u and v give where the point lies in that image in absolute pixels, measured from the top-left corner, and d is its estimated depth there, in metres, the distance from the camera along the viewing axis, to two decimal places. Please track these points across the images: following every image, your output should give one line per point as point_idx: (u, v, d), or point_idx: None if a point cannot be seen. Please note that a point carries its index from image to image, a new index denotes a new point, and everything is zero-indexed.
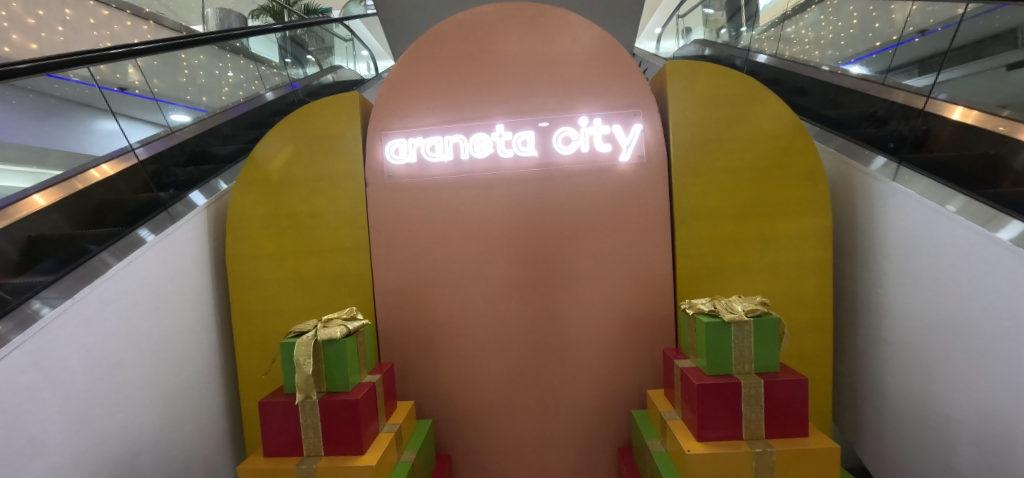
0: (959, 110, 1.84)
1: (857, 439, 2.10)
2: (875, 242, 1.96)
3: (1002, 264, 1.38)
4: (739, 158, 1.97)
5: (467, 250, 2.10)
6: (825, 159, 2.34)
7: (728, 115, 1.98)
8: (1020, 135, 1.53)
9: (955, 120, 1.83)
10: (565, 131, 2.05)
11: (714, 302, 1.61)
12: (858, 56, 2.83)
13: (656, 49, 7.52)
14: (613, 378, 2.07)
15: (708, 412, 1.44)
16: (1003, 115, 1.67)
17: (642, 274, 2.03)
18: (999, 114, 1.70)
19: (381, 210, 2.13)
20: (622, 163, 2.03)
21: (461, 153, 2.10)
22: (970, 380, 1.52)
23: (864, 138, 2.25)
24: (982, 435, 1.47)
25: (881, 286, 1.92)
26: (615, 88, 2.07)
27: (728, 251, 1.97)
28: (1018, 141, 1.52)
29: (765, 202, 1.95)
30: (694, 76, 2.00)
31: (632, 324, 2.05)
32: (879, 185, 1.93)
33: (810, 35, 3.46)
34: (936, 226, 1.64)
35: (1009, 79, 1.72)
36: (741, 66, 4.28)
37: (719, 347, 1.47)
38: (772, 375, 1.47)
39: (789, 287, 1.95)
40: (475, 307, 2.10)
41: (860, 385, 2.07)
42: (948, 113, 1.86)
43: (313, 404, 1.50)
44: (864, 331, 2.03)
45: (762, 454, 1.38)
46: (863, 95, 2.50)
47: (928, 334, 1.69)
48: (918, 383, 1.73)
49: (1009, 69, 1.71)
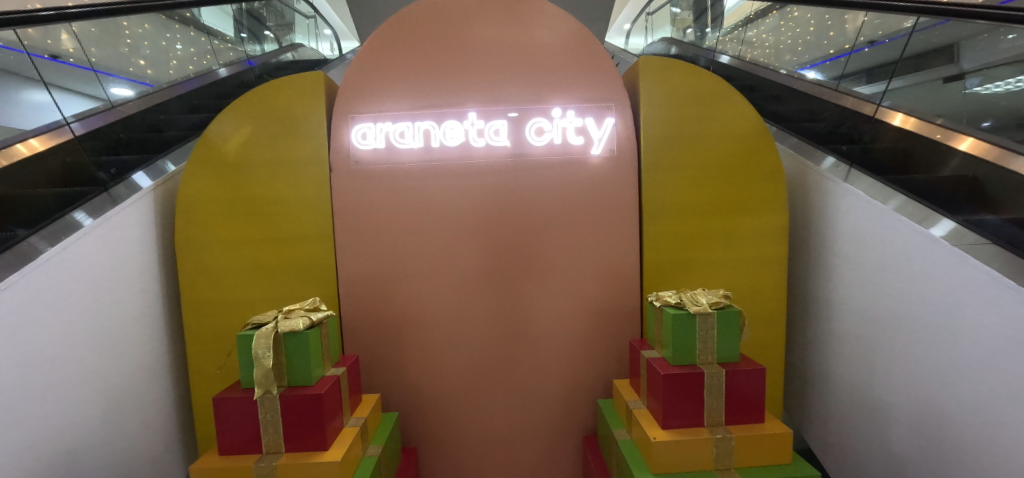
0: (899, 117, 2.06)
1: (803, 422, 2.25)
2: (824, 239, 2.06)
3: (941, 262, 1.49)
4: (706, 155, 1.97)
5: (436, 240, 2.05)
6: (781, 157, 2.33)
7: (697, 114, 1.96)
8: (956, 143, 1.79)
9: (896, 126, 2.05)
10: (538, 121, 2.00)
11: (680, 294, 1.63)
12: (813, 63, 2.98)
13: (625, 44, 7.62)
14: (579, 370, 2.10)
15: (672, 401, 1.49)
16: (938, 124, 1.92)
17: (611, 267, 2.04)
18: (933, 123, 1.95)
19: (344, 197, 2.04)
20: (594, 157, 2.00)
21: (432, 141, 2.03)
22: (908, 368, 1.64)
23: (815, 136, 2.37)
24: (918, 419, 1.60)
25: (828, 280, 2.03)
26: (590, 80, 2.03)
27: (694, 246, 1.99)
28: (952, 149, 1.79)
29: (731, 200, 1.98)
30: (668, 73, 1.95)
31: (598, 316, 2.07)
32: (829, 184, 2.00)
33: (770, 40, 3.59)
34: (882, 224, 1.73)
35: (945, 91, 1.97)
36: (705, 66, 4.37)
37: (683, 338, 1.52)
38: (733, 365, 1.52)
39: (749, 281, 2.01)
40: (443, 298, 2.06)
41: (807, 372, 2.20)
42: (891, 119, 2.08)
43: (273, 399, 1.44)
44: (813, 322, 2.15)
45: (722, 440, 1.45)
46: (816, 100, 2.62)
47: (871, 326, 1.80)
48: (859, 370, 1.86)
49: (944, 81, 1.96)
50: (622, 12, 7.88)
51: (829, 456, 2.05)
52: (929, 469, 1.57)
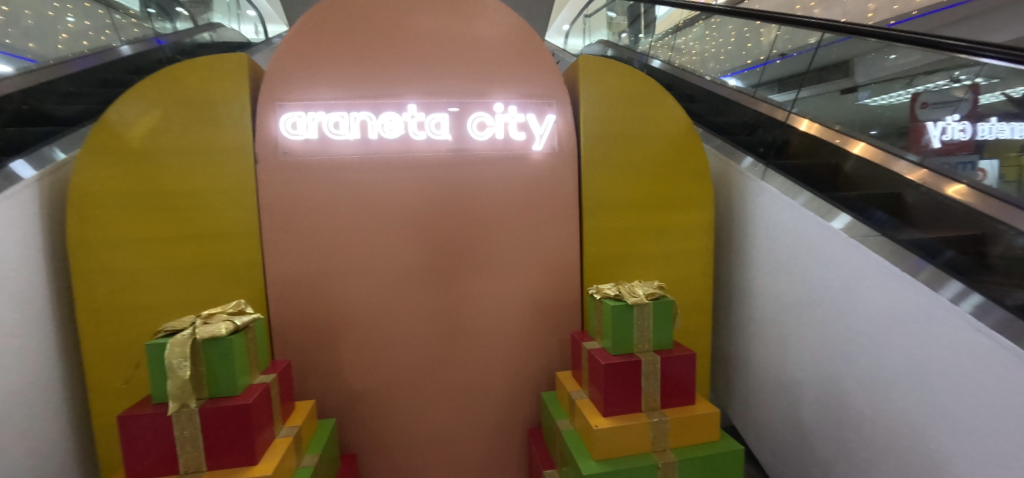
0: (806, 123, 2.39)
1: (727, 401, 2.44)
2: (744, 233, 2.23)
3: (841, 251, 1.68)
4: (642, 154, 2.05)
5: (375, 236, 1.96)
6: (708, 157, 2.48)
7: (633, 113, 2.04)
8: (850, 147, 2.13)
9: (802, 130, 2.38)
10: (480, 116, 1.98)
11: (619, 287, 1.69)
12: (735, 71, 3.31)
13: (564, 45, 7.81)
14: (523, 364, 2.11)
15: (612, 389, 1.54)
16: (837, 129, 2.26)
17: (553, 262, 2.07)
18: (833, 129, 2.31)
19: (270, 191, 1.89)
20: (536, 153, 2.02)
21: (369, 132, 1.93)
22: (814, 347, 1.83)
23: (739, 143, 2.52)
24: (823, 392, 1.79)
25: (747, 270, 2.21)
26: (532, 76, 2.03)
27: (631, 240, 2.07)
28: (847, 151, 2.12)
29: (665, 197, 2.08)
30: (605, 73, 2.01)
31: (541, 310, 2.09)
32: (748, 182, 2.17)
33: (697, 48, 3.92)
34: (792, 218, 1.91)
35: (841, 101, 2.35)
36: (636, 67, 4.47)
37: (622, 328, 1.57)
38: (667, 352, 1.60)
39: (681, 273, 2.13)
40: (384, 297, 1.98)
41: (730, 355, 2.39)
42: (798, 124, 2.41)
43: (192, 414, 1.30)
44: (735, 309, 2.33)
45: (658, 423, 1.52)
46: (738, 106, 2.89)
47: (783, 311, 1.98)
48: (774, 351, 2.05)
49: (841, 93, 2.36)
50: (562, 13, 8.07)
51: (749, 430, 2.25)
52: (832, 434, 1.77)
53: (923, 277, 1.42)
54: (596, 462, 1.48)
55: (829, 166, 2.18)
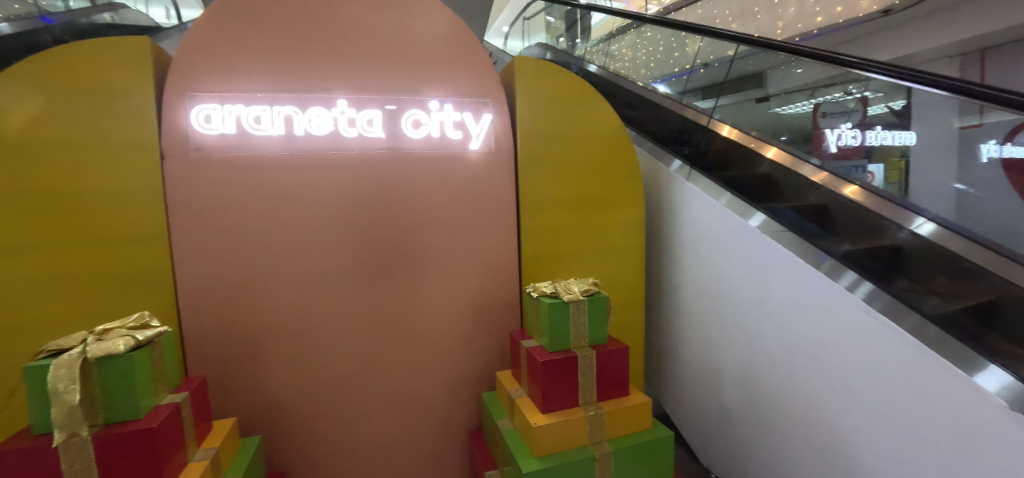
0: (726, 128, 2.79)
1: (659, 390, 2.57)
2: (670, 230, 2.36)
3: (755, 246, 1.82)
4: (577, 154, 2.10)
5: (303, 238, 1.85)
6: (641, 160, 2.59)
7: (568, 114, 2.08)
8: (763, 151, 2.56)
9: (723, 136, 2.77)
10: (414, 114, 1.93)
11: (555, 284, 1.71)
12: (664, 78, 3.60)
13: (504, 45, 7.88)
14: (463, 366, 2.09)
15: (550, 386, 1.55)
16: (753, 135, 2.70)
17: (492, 262, 2.07)
18: (749, 134, 2.73)
19: (180, 190, 1.71)
20: (472, 152, 2.00)
21: (295, 128, 1.82)
22: (734, 335, 1.97)
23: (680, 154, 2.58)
24: (742, 376, 1.94)
25: (674, 265, 2.34)
26: (468, 75, 2.01)
27: (568, 238, 2.12)
28: (761, 154, 2.56)
29: (598, 196, 2.15)
30: (540, 74, 2.04)
31: (480, 311, 2.08)
32: (674, 183, 2.29)
33: (629, 54, 4.17)
34: (712, 215, 2.03)
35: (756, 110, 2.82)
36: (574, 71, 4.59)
37: (559, 325, 1.59)
38: (602, 346, 1.64)
39: (615, 269, 2.21)
40: (314, 303, 1.87)
41: (660, 346, 2.52)
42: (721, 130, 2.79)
43: (84, 444, 1.15)
44: (664, 303, 2.46)
45: (594, 416, 1.56)
46: (664, 109, 3.20)
47: (706, 303, 2.12)
48: (699, 341, 2.19)
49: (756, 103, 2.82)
50: (502, 14, 8.12)
51: (680, 416, 2.39)
52: (750, 414, 1.92)
53: (823, 269, 1.58)
54: (535, 459, 1.49)
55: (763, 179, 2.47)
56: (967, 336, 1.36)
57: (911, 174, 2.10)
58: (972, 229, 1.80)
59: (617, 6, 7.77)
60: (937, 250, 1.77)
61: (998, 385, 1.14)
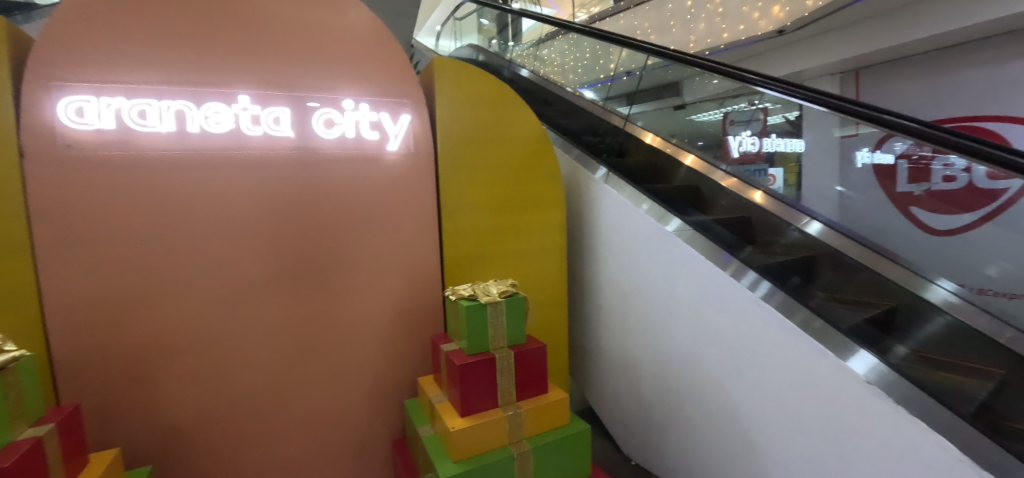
0: (649, 136, 3.13)
1: (584, 385, 2.67)
2: (588, 231, 2.43)
3: (664, 245, 1.92)
4: (498, 156, 2.12)
5: (200, 244, 1.69)
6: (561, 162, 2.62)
7: (489, 117, 2.09)
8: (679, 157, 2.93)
9: (648, 143, 3.10)
10: (326, 112, 1.84)
11: (474, 287, 1.69)
12: (590, 83, 3.74)
13: (434, 45, 7.75)
14: (385, 373, 2.03)
15: (468, 389, 1.53)
16: (674, 141, 3.08)
17: (412, 265, 2.02)
18: (670, 140, 3.12)
19: (41, 192, 1.48)
20: (390, 153, 1.95)
21: (188, 125, 1.65)
22: (647, 329, 2.07)
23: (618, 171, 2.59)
24: (655, 368, 2.05)
25: (592, 264, 2.42)
26: (384, 74, 1.95)
27: (491, 240, 2.12)
28: (677, 161, 2.92)
29: (522, 198, 2.18)
30: (459, 76, 2.03)
31: (401, 316, 2.03)
32: (593, 185, 2.34)
33: (557, 60, 4.29)
34: (625, 216, 2.11)
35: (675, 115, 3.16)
36: (505, 73, 4.65)
37: (476, 328, 1.58)
38: (521, 346, 1.66)
39: (538, 270, 2.26)
40: (214, 315, 1.72)
41: (583, 343, 2.61)
42: (644, 138, 3.12)
43: None
44: (584, 301, 2.55)
45: (513, 416, 1.56)
46: (591, 115, 3.49)
47: (621, 300, 2.21)
48: (616, 336, 2.28)
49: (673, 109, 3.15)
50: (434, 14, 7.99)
51: (602, 409, 2.49)
52: (663, 403, 2.04)
53: (719, 265, 1.72)
54: (453, 464, 1.46)
55: (693, 193, 2.74)
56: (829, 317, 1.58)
57: (803, 175, 2.46)
58: (852, 228, 2.27)
59: (547, 14, 8.00)
60: (822, 248, 2.21)
61: (865, 368, 1.33)
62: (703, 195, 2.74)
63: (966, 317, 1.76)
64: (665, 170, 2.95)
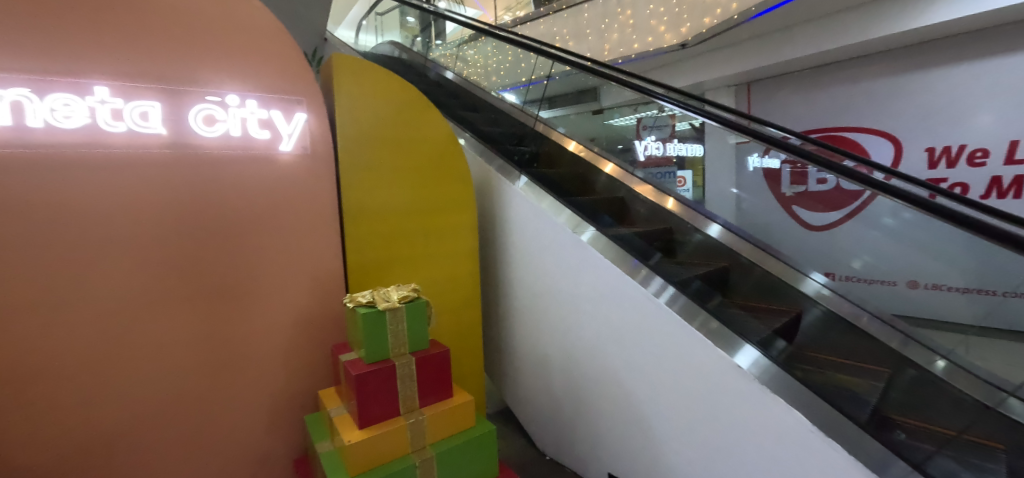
0: (573, 144, 3.20)
1: (500, 384, 2.71)
2: (499, 233, 2.45)
3: (568, 245, 1.98)
4: (406, 158, 2.07)
5: (40, 260, 1.41)
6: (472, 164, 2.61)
7: (394, 118, 2.05)
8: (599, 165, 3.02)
9: (571, 151, 3.17)
10: (206, 108, 1.66)
11: (373, 293, 1.63)
12: (512, 86, 3.80)
13: (353, 38, 7.37)
14: (283, 388, 1.91)
15: (366, 400, 1.47)
16: (596, 150, 3.17)
17: (311, 273, 1.92)
18: (590, 144, 3.25)
19: None
20: (283, 154, 1.83)
21: (28, 118, 1.35)
22: (554, 327, 2.14)
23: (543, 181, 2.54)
24: (563, 363, 2.12)
25: (504, 265, 2.44)
26: (275, 68, 1.81)
27: (399, 243, 2.07)
28: (596, 168, 3.02)
29: (431, 201, 2.16)
30: (360, 74, 1.96)
31: (299, 327, 1.92)
32: (502, 187, 2.36)
33: (480, 62, 4.35)
34: (533, 217, 2.15)
35: (594, 118, 3.31)
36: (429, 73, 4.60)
37: (374, 336, 1.52)
38: (423, 351, 1.63)
39: (449, 273, 2.24)
40: (65, 341, 1.47)
41: (497, 343, 2.64)
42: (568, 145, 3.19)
43: None
44: (497, 301, 2.58)
45: (414, 424, 1.53)
46: (512, 118, 3.55)
47: (531, 299, 2.27)
48: (528, 335, 2.33)
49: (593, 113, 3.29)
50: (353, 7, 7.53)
51: (517, 406, 2.54)
52: (571, 397, 2.11)
53: (616, 262, 1.80)
54: None
55: (617, 203, 2.80)
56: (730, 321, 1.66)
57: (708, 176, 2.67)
58: (748, 233, 2.51)
59: (473, 14, 8.02)
60: (723, 251, 2.40)
61: (750, 362, 1.44)
62: (626, 206, 2.82)
63: (840, 310, 2.03)
64: (585, 177, 3.03)
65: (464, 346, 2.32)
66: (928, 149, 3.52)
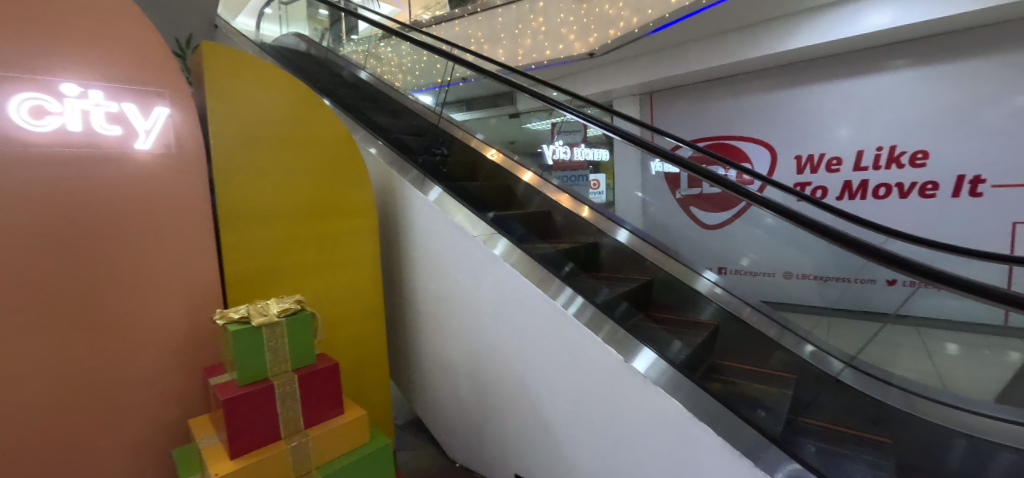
0: (492, 152, 3.22)
1: (410, 394, 2.62)
2: (403, 238, 2.38)
3: (468, 249, 1.97)
4: (295, 160, 1.95)
5: None
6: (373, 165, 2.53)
7: (280, 116, 1.91)
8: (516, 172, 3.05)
9: (490, 159, 3.19)
10: (30, 96, 1.34)
11: (249, 307, 1.49)
12: (426, 87, 3.77)
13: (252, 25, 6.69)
14: (146, 423, 1.65)
15: (237, 428, 1.32)
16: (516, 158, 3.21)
17: (178, 287, 1.69)
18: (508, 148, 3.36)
19: None
20: (139, 152, 1.58)
21: None
22: (459, 333, 2.12)
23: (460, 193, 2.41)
24: (469, 369, 2.10)
25: (410, 271, 2.36)
26: (126, 52, 1.56)
27: (289, 251, 1.93)
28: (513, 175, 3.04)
29: (325, 206, 2.05)
30: (237, 67, 1.78)
31: (165, 349, 1.68)
32: (404, 189, 2.31)
33: (394, 60, 4.28)
34: (435, 222, 2.12)
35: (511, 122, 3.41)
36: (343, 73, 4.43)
37: (247, 354, 1.38)
38: (308, 368, 1.52)
39: (348, 280, 2.15)
40: None
41: (406, 352, 2.55)
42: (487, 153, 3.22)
43: None
44: (403, 309, 2.50)
45: (297, 447, 1.41)
46: (426, 121, 3.54)
47: (436, 305, 2.22)
48: (434, 342, 2.28)
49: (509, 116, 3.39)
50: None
51: (427, 415, 2.48)
52: (478, 401, 2.10)
53: (524, 272, 1.79)
54: None
55: (543, 218, 2.76)
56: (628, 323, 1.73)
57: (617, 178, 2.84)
58: (652, 237, 2.65)
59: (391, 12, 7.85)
60: (630, 255, 2.49)
61: (647, 365, 1.50)
62: (554, 222, 2.79)
63: (729, 305, 2.18)
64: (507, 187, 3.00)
65: (367, 355, 2.25)
66: (796, 157, 4.22)
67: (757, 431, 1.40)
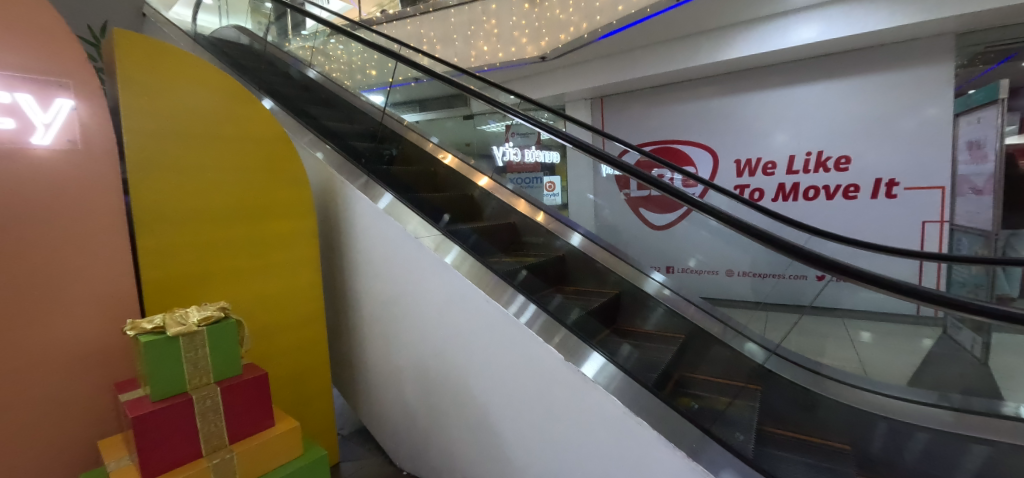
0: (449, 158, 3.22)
1: (355, 403, 2.53)
2: (344, 241, 2.31)
3: (412, 251, 1.93)
4: (224, 159, 1.84)
5: None
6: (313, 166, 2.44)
7: (206, 112, 1.80)
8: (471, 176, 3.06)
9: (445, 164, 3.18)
10: None
11: (164, 317, 1.38)
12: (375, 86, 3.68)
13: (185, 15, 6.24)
14: (46, 448, 1.48)
15: (149, 448, 1.21)
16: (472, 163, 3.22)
17: (86, 296, 1.55)
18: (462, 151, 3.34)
19: None
20: (38, 147, 1.43)
21: None
22: (403, 337, 2.07)
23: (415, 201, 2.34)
24: (414, 374, 2.06)
25: (354, 276, 2.29)
26: (20, 36, 1.41)
27: (217, 256, 1.82)
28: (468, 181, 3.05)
29: (259, 208, 1.95)
30: (154, 58, 1.66)
31: (70, 365, 1.52)
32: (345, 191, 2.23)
33: (343, 57, 4.17)
34: (378, 224, 2.06)
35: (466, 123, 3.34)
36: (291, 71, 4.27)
37: (161, 367, 1.27)
38: (234, 379, 1.43)
39: (286, 285, 2.06)
40: None
41: (351, 359, 2.47)
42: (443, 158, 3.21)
43: None
44: (345, 315, 2.42)
45: (220, 464, 1.32)
46: (377, 122, 3.50)
47: (380, 309, 2.16)
48: (379, 348, 2.22)
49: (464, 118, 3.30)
50: None
51: (374, 423, 2.40)
52: (424, 406, 2.05)
53: (475, 280, 1.76)
54: None
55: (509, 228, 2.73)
56: (585, 334, 1.74)
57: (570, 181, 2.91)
58: (601, 239, 2.72)
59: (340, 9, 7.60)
60: (582, 258, 2.51)
61: (595, 370, 1.51)
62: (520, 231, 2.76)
63: (674, 304, 2.26)
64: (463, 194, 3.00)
65: (308, 363, 2.18)
66: (736, 162, 4.44)
67: (711, 438, 1.42)
